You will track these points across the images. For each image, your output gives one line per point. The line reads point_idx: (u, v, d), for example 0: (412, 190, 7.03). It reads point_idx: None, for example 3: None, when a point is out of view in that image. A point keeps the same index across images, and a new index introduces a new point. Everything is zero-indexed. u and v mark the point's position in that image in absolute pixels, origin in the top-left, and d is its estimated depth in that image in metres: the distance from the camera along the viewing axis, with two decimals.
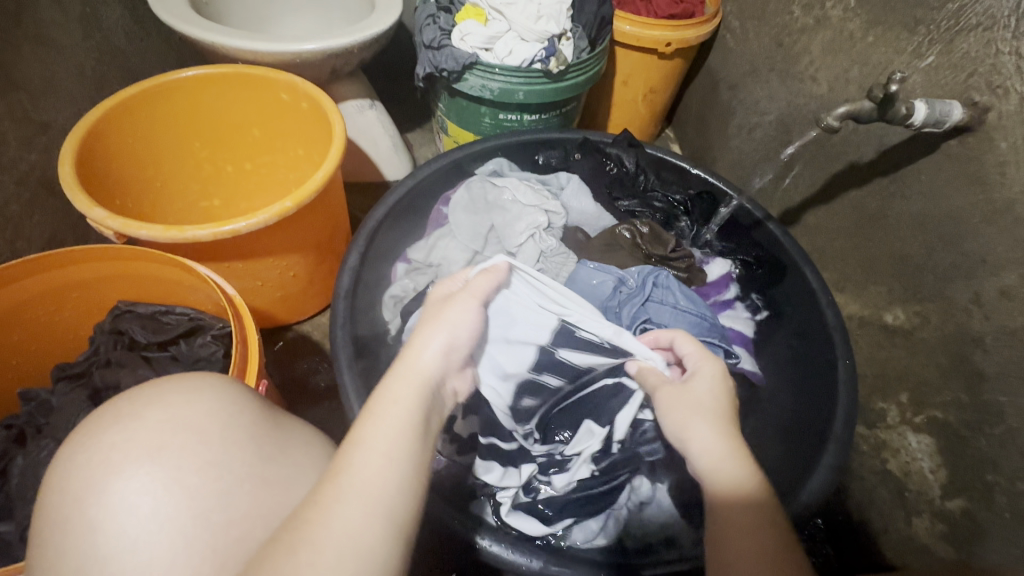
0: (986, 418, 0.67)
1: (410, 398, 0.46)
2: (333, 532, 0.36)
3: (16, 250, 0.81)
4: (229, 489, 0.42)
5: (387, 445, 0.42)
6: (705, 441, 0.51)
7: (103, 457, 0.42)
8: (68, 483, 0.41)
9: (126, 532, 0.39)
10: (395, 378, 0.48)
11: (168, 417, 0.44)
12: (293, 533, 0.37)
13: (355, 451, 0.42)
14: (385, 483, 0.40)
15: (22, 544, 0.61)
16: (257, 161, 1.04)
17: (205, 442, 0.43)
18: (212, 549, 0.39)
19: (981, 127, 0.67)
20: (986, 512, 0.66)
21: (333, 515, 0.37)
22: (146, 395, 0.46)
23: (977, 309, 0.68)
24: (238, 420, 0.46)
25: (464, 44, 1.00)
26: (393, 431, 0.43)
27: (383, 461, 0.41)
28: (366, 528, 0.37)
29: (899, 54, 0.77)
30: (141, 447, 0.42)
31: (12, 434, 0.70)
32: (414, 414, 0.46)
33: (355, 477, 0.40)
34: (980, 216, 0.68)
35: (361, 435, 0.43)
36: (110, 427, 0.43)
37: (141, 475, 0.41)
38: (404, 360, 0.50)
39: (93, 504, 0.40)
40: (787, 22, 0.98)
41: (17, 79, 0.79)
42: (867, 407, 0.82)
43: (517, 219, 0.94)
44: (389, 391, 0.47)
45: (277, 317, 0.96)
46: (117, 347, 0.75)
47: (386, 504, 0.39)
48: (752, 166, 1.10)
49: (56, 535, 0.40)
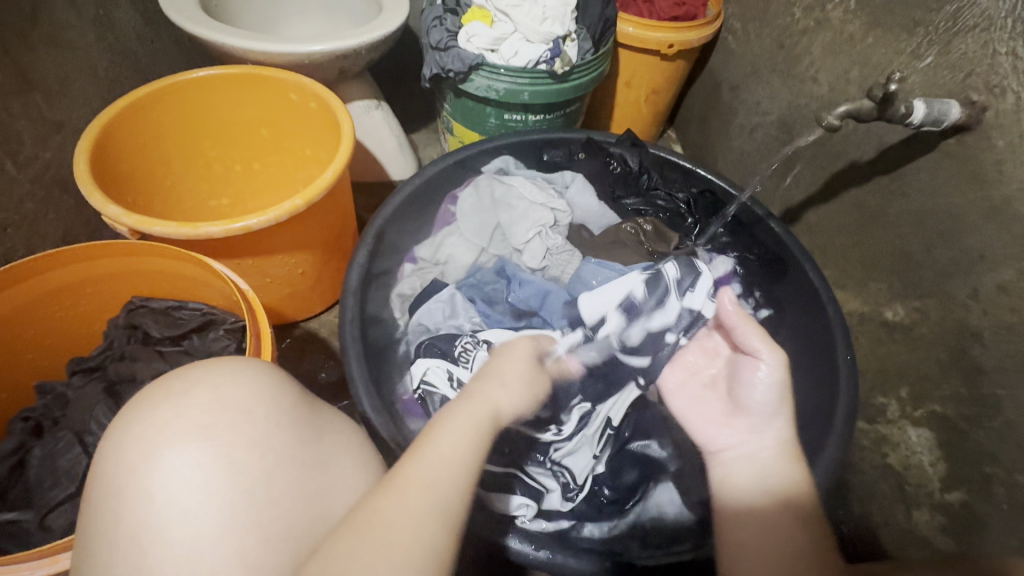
0: (984, 411, 0.68)
1: (480, 421, 0.50)
2: (398, 526, 0.40)
3: (31, 247, 0.83)
4: (275, 468, 0.43)
5: (451, 457, 0.46)
6: (764, 436, 0.61)
7: (154, 431, 0.43)
8: (119, 455, 0.43)
9: (177, 503, 0.40)
10: (460, 405, 0.51)
11: (214, 396, 0.46)
12: (365, 523, 0.40)
13: (425, 457, 0.45)
14: (441, 490, 0.43)
15: (39, 533, 0.62)
16: (267, 160, 1.06)
17: (252, 422, 0.45)
18: (257, 524, 0.41)
19: (978, 126, 0.68)
20: (986, 504, 0.68)
21: (402, 511, 0.41)
22: (194, 375, 0.47)
23: (976, 304, 0.69)
24: (281, 402, 0.48)
25: (470, 45, 1.01)
26: (459, 444, 0.47)
27: (447, 470, 0.45)
28: (429, 530, 0.41)
29: (899, 55, 0.78)
30: (192, 424, 0.44)
31: (28, 427, 0.71)
32: (476, 438, 0.49)
33: (422, 476, 0.44)
34: (978, 214, 0.69)
35: (427, 444, 0.47)
36: (162, 404, 0.45)
37: (192, 450, 0.42)
38: (475, 391, 0.53)
39: (146, 473, 0.41)
40: (787, 24, 0.99)
41: (34, 80, 0.81)
42: (868, 402, 0.83)
43: (525, 216, 0.96)
44: (456, 412, 0.50)
45: (286, 313, 0.97)
46: (131, 342, 0.76)
47: (448, 509, 0.43)
48: (754, 165, 1.11)
49: (108, 503, 0.41)
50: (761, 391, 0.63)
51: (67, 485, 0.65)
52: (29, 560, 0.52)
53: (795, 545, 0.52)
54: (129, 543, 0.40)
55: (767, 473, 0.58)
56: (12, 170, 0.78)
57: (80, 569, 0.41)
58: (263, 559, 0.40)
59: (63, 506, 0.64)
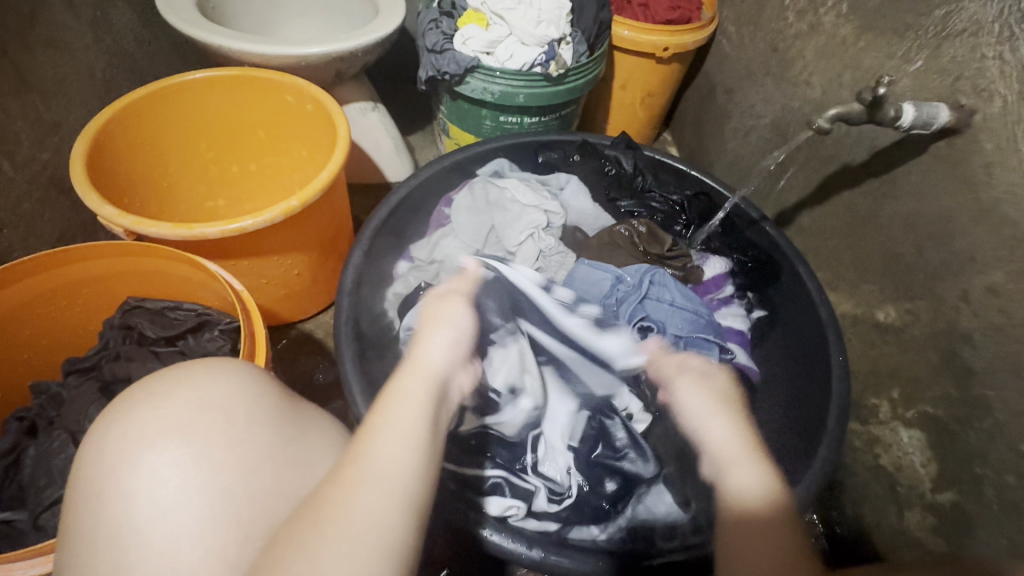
0: (973, 412, 0.69)
1: (424, 391, 0.49)
2: (351, 509, 0.39)
3: (27, 248, 0.83)
4: (254, 466, 0.44)
5: (400, 430, 0.44)
6: (715, 432, 0.59)
7: (135, 432, 0.44)
8: (101, 457, 0.43)
9: (155, 502, 0.41)
10: (402, 378, 0.50)
11: (195, 397, 0.46)
12: (316, 511, 0.39)
13: (375, 436, 0.44)
14: (399, 467, 0.42)
15: (34, 533, 0.63)
16: (263, 162, 1.06)
17: (233, 422, 0.45)
18: (236, 521, 0.41)
19: (967, 129, 0.69)
20: (976, 504, 0.68)
21: (352, 493, 0.40)
22: (176, 377, 0.48)
23: (966, 305, 0.70)
24: (262, 402, 0.48)
25: (466, 48, 1.02)
26: (406, 418, 0.45)
27: (397, 444, 0.43)
28: (383, 507, 0.39)
29: (890, 59, 0.79)
30: (172, 424, 0.44)
31: (23, 426, 0.71)
32: (425, 408, 0.47)
33: (371, 456, 0.42)
34: (968, 216, 0.70)
35: (373, 423, 0.45)
36: (143, 405, 0.45)
37: (173, 450, 0.43)
38: (409, 357, 0.53)
39: (126, 474, 0.42)
40: (781, 28, 1.00)
41: (30, 81, 0.81)
42: (860, 403, 0.84)
43: (518, 218, 0.96)
44: (397, 387, 0.48)
45: (281, 314, 0.97)
46: (127, 342, 0.77)
47: (404, 484, 0.41)
48: (748, 168, 1.12)
49: (90, 504, 0.42)
50: (693, 403, 0.63)
51: (61, 484, 0.65)
52: (21, 560, 0.52)
53: (784, 548, 0.48)
54: (111, 542, 0.40)
55: (730, 472, 0.54)
56: (8, 171, 0.78)
57: (62, 570, 0.42)
58: (242, 556, 0.40)
59: (58, 506, 0.64)
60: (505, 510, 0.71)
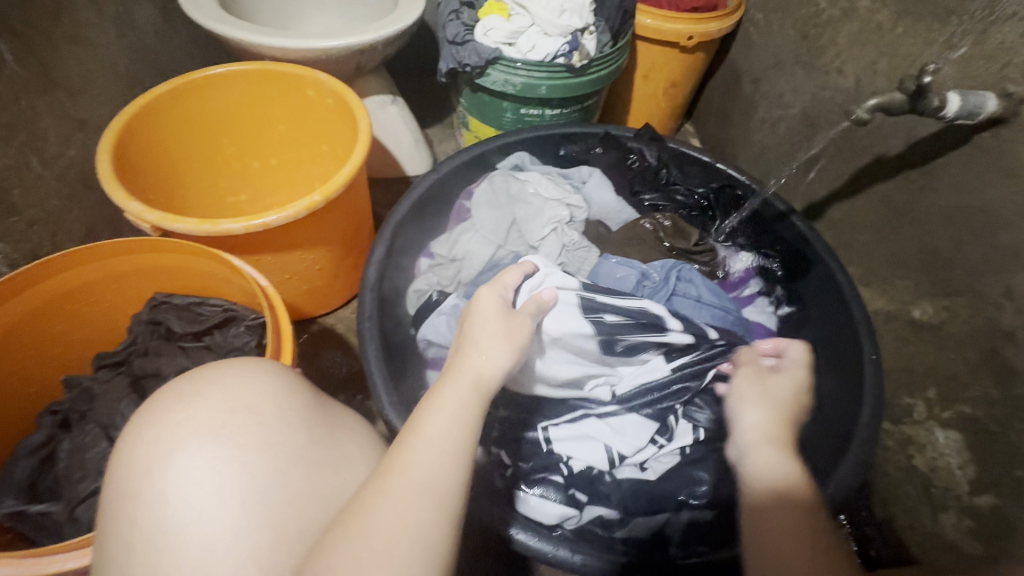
0: (1016, 412, 0.66)
1: (470, 393, 0.47)
2: (390, 514, 0.38)
3: (56, 244, 0.85)
4: (287, 470, 0.43)
5: (437, 437, 0.43)
6: (750, 419, 0.59)
7: (167, 434, 0.43)
8: (136, 456, 0.43)
9: (190, 504, 0.40)
10: (450, 379, 0.48)
11: (227, 397, 0.46)
12: (360, 520, 0.38)
13: (411, 443, 0.43)
14: (433, 468, 0.41)
15: (69, 524, 0.64)
16: (284, 156, 1.06)
17: (262, 424, 0.45)
18: (271, 524, 0.41)
19: (1015, 118, 0.66)
20: (1015, 507, 0.66)
21: (393, 503, 0.39)
22: (207, 377, 0.47)
23: (1009, 302, 0.67)
24: (291, 402, 0.48)
25: (487, 39, 1.00)
26: (447, 423, 0.44)
27: (438, 453, 0.42)
28: (422, 514, 0.39)
29: (930, 45, 0.76)
30: (202, 426, 0.44)
31: (57, 419, 0.73)
32: (469, 411, 0.46)
33: (411, 463, 0.41)
34: (1013, 209, 0.67)
35: (414, 431, 0.44)
36: (174, 407, 0.45)
37: (204, 452, 0.42)
38: (461, 359, 0.50)
39: (159, 477, 0.41)
40: (812, 14, 0.97)
41: (57, 78, 0.82)
42: (893, 402, 0.81)
43: (540, 213, 0.94)
44: (441, 388, 0.47)
45: (302, 310, 0.97)
46: (155, 337, 0.77)
47: (441, 493, 0.40)
48: (775, 161, 1.09)
49: (124, 506, 0.41)
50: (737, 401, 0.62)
51: (93, 478, 0.66)
52: (58, 552, 0.53)
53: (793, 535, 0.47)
54: (146, 545, 0.40)
55: (753, 460, 0.54)
56: (38, 168, 0.79)
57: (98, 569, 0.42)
58: (274, 560, 0.40)
59: (91, 499, 0.65)
60: (554, 520, 0.70)
